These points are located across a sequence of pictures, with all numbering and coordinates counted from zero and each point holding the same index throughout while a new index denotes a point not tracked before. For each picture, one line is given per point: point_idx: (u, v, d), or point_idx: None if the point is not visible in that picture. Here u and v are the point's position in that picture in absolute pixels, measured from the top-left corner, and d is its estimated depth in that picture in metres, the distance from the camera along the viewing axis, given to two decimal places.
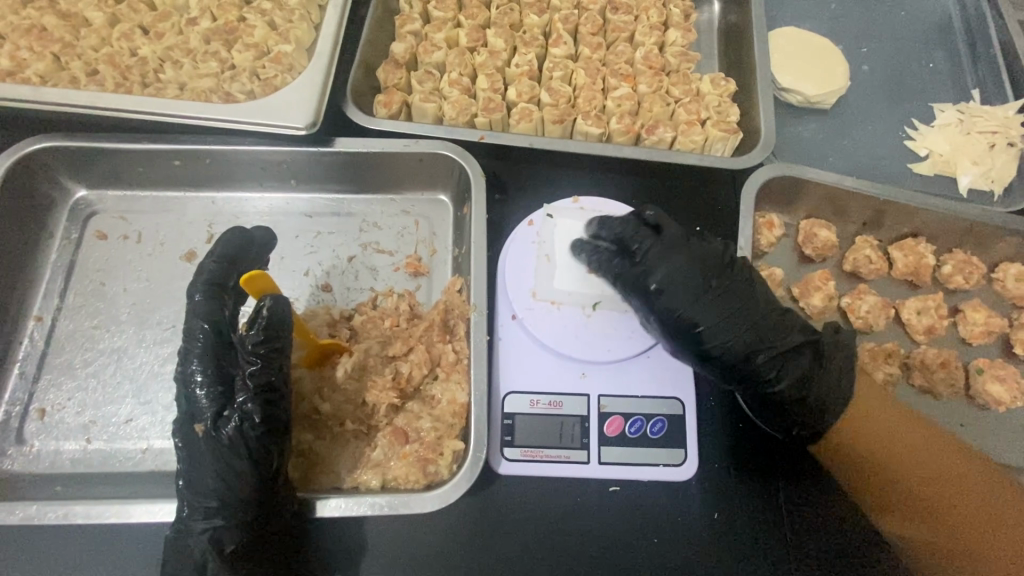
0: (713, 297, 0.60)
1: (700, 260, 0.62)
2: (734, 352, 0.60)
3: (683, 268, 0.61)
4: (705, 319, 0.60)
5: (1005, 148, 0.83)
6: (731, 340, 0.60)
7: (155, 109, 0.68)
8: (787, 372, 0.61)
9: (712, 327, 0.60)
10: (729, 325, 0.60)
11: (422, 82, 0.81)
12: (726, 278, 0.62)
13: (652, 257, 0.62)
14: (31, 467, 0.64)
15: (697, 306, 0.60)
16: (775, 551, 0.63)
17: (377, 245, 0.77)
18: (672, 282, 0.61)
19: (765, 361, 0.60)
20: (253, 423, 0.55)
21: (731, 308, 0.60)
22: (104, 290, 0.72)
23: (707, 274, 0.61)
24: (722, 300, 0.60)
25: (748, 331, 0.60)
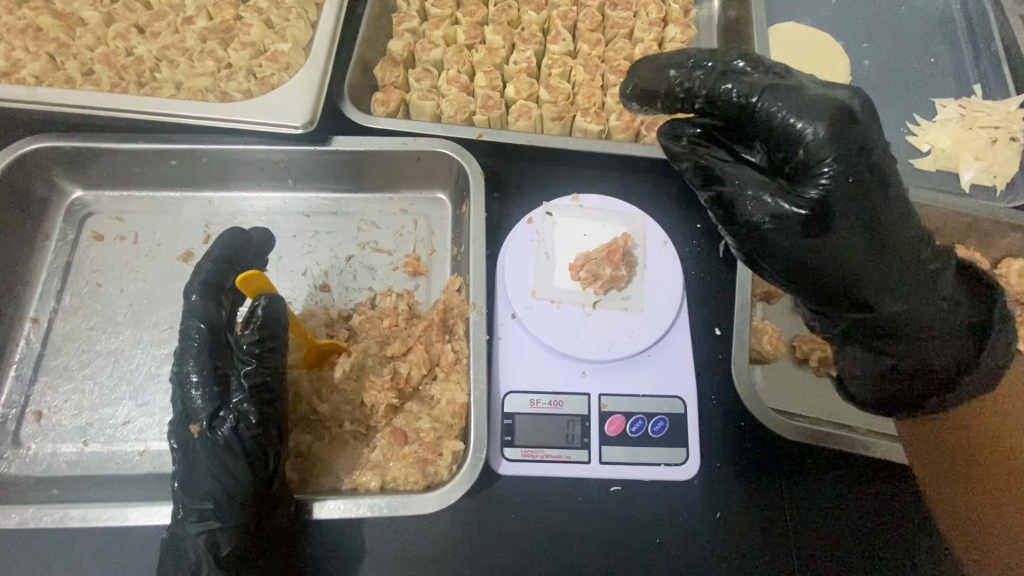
0: (854, 195, 0.45)
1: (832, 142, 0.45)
2: (848, 263, 0.47)
3: (837, 118, 0.45)
4: (854, 210, 0.46)
5: (1008, 142, 0.82)
6: (860, 247, 0.47)
7: (151, 108, 0.68)
8: (889, 288, 0.48)
9: (856, 211, 0.46)
10: (872, 209, 0.46)
11: (419, 81, 0.80)
12: (856, 180, 0.45)
13: (793, 96, 0.46)
14: (28, 470, 0.63)
15: (857, 156, 0.45)
16: (779, 551, 0.63)
17: (374, 244, 0.77)
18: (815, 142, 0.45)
19: (911, 296, 0.49)
20: (248, 423, 0.55)
21: (876, 188, 0.46)
22: (100, 291, 0.72)
23: (863, 134, 0.45)
24: (863, 173, 0.45)
25: (886, 231, 0.47)
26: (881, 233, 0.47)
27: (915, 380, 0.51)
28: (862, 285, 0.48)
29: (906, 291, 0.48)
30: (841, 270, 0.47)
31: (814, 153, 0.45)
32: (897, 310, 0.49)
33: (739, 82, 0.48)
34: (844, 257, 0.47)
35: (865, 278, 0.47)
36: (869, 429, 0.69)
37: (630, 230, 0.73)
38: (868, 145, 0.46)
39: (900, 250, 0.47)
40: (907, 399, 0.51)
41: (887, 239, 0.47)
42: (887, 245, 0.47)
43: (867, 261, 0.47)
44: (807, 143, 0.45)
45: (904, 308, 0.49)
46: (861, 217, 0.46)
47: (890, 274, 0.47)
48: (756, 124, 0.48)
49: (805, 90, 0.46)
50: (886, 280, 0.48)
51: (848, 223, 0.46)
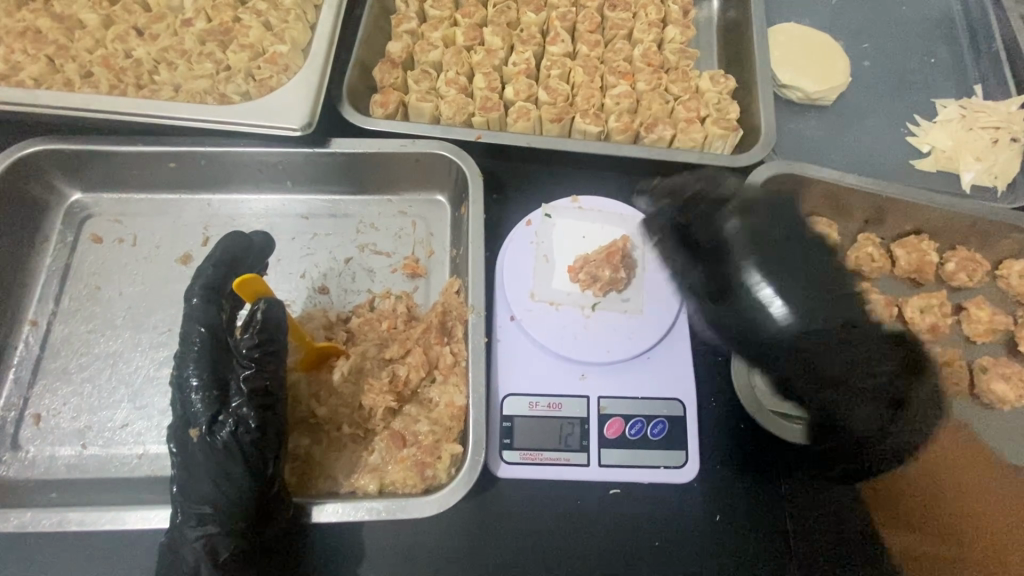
0: (797, 273, 0.57)
1: (753, 230, 0.59)
2: (820, 337, 0.56)
3: (769, 217, 0.60)
4: (795, 300, 0.56)
5: (1009, 143, 0.82)
6: (819, 335, 0.56)
7: (150, 111, 0.68)
8: (851, 363, 0.57)
9: (806, 298, 0.56)
10: (834, 295, 0.58)
11: (418, 82, 0.80)
12: (799, 251, 0.58)
13: (750, 200, 0.63)
14: (26, 473, 0.63)
15: (764, 240, 0.59)
16: (778, 556, 0.63)
17: (373, 246, 0.77)
18: (737, 237, 0.59)
19: (862, 387, 0.58)
20: (248, 427, 0.55)
21: (816, 270, 0.58)
22: (99, 294, 0.72)
23: (804, 233, 0.61)
24: (811, 257, 0.58)
25: (825, 318, 0.56)
26: (813, 309, 0.56)
27: (868, 461, 0.61)
28: (828, 359, 0.56)
29: (870, 370, 0.58)
30: (811, 354, 0.56)
31: (741, 243, 0.59)
32: (861, 383, 0.58)
33: (691, 197, 0.66)
34: (816, 330, 0.56)
35: (829, 352, 0.56)
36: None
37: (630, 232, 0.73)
38: (790, 236, 0.59)
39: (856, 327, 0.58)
40: (864, 467, 0.62)
41: (824, 304, 0.57)
42: (845, 327, 0.57)
43: (822, 333, 0.56)
44: (726, 232, 0.60)
45: (854, 398, 0.59)
46: (773, 293, 0.56)
47: (834, 364, 0.57)
48: (710, 227, 0.62)
49: (760, 194, 0.64)
50: (847, 368, 0.57)
51: (799, 297, 0.56)
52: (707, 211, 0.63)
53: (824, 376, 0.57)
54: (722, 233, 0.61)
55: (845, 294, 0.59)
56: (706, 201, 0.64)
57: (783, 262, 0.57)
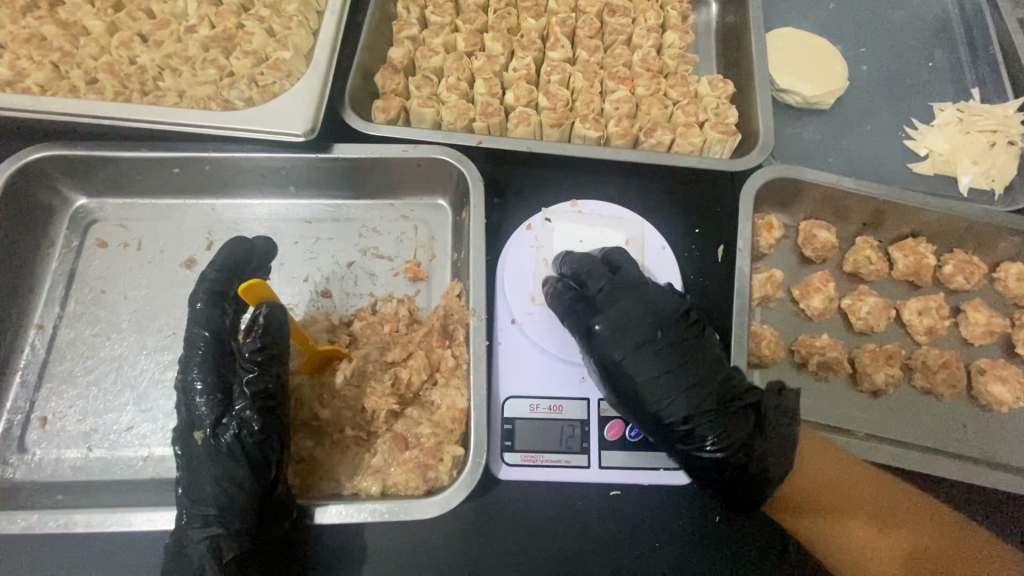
0: (654, 359, 0.60)
1: (616, 325, 0.62)
2: (690, 431, 0.59)
3: (631, 316, 0.62)
4: (654, 391, 0.60)
5: (1006, 146, 0.83)
6: (681, 416, 0.59)
7: (152, 117, 0.68)
8: (721, 444, 0.59)
9: (665, 389, 0.60)
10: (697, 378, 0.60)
11: (419, 88, 0.81)
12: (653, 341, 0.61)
13: (620, 299, 0.63)
14: (33, 476, 0.64)
15: (626, 330, 0.61)
16: (777, 557, 0.63)
17: (376, 250, 0.77)
18: (608, 339, 0.61)
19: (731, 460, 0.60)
20: (252, 430, 0.55)
21: (676, 359, 0.61)
22: (104, 298, 0.73)
23: (662, 314, 0.63)
24: (671, 348, 0.61)
25: (685, 399, 0.59)
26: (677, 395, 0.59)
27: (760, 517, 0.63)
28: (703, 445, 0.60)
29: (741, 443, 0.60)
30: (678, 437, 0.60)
31: (621, 355, 0.61)
32: (735, 457, 0.60)
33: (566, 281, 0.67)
34: (692, 426, 0.59)
35: (701, 441, 0.60)
36: (844, 429, 0.71)
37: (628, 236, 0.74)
38: (656, 327, 0.62)
39: (721, 405, 0.60)
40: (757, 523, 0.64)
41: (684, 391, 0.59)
42: (705, 405, 0.59)
43: (695, 422, 0.59)
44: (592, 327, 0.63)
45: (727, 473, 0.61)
46: (652, 391, 0.60)
47: (701, 443, 0.59)
48: (583, 318, 0.64)
49: (620, 284, 0.64)
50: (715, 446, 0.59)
51: (672, 394, 0.59)
52: (584, 323, 0.63)
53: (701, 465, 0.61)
54: (600, 349, 0.62)
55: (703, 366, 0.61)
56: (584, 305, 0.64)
57: (643, 349, 0.61)
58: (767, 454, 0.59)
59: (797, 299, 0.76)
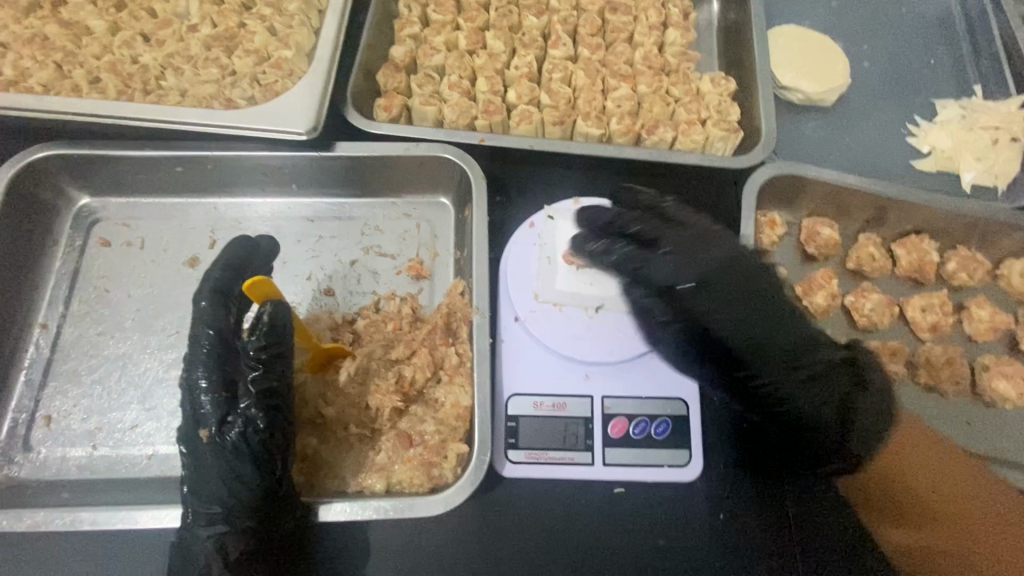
0: (734, 299, 0.66)
1: (701, 268, 0.65)
2: (783, 384, 0.65)
3: (708, 262, 0.66)
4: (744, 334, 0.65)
5: (1009, 143, 0.83)
6: (769, 357, 0.65)
7: (156, 116, 0.68)
8: (822, 400, 0.64)
9: (747, 329, 0.65)
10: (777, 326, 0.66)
11: (421, 86, 0.81)
12: (736, 283, 0.66)
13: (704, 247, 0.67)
14: (38, 474, 0.64)
15: (706, 274, 0.65)
16: (778, 555, 0.63)
17: (379, 249, 0.77)
18: (690, 284, 0.65)
19: (818, 406, 0.65)
20: (257, 427, 0.55)
21: (757, 313, 0.66)
22: (108, 297, 0.73)
23: (738, 263, 0.67)
24: (747, 299, 0.66)
25: (773, 345, 0.65)
26: (766, 337, 0.66)
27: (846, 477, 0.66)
28: (795, 388, 0.65)
29: (829, 391, 0.65)
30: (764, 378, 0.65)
31: (706, 310, 0.65)
32: (829, 408, 0.65)
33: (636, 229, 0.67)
34: (788, 378, 0.65)
35: (795, 394, 0.64)
36: None
37: None
38: (732, 278, 0.66)
39: (807, 356, 0.66)
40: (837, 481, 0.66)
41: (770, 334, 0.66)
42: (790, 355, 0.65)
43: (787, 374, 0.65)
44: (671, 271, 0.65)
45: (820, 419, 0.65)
46: (742, 334, 0.65)
47: (794, 386, 0.65)
48: (658, 263, 0.65)
49: (682, 240, 0.66)
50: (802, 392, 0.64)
51: (758, 349, 0.65)
52: (658, 274, 0.65)
53: (807, 421, 0.64)
54: (673, 302, 0.65)
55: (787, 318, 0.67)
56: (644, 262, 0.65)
57: (728, 293, 0.66)
58: (861, 404, 0.65)
59: (801, 296, 0.76)
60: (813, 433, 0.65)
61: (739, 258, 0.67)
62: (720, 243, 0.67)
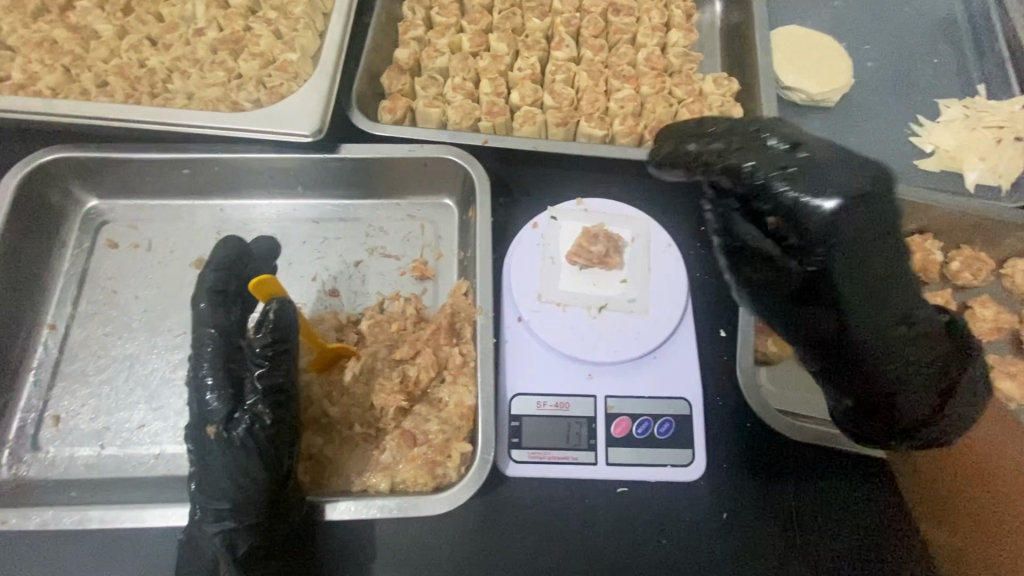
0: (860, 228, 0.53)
1: (820, 179, 0.53)
2: (878, 334, 0.55)
3: (832, 177, 0.53)
4: (847, 271, 0.54)
5: (1012, 142, 0.83)
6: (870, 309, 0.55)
7: (163, 119, 0.69)
8: (922, 361, 0.56)
9: (857, 261, 0.54)
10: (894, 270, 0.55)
11: (426, 88, 0.82)
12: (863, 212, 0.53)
13: (827, 169, 0.54)
14: (47, 473, 0.65)
15: (830, 184, 0.53)
16: (785, 554, 0.63)
17: (383, 249, 0.78)
18: (805, 190, 0.53)
19: (913, 365, 0.56)
20: (264, 423, 0.56)
21: (892, 266, 0.55)
22: (115, 298, 0.73)
23: (877, 195, 0.54)
24: (888, 251, 0.54)
25: (883, 294, 0.55)
26: (875, 283, 0.54)
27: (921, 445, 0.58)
28: (893, 343, 0.55)
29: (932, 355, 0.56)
30: (862, 328, 0.55)
31: (835, 239, 0.53)
32: (926, 378, 0.56)
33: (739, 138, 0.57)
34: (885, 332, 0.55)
35: (890, 347, 0.55)
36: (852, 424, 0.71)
37: (634, 233, 0.74)
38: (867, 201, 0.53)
39: (927, 322, 0.56)
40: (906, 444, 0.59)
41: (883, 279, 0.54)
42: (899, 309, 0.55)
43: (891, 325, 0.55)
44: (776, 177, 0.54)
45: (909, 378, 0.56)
46: (847, 273, 0.54)
47: (892, 341, 0.55)
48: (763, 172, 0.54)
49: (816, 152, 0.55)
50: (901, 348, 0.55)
51: (863, 298, 0.55)
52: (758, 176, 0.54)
53: (891, 382, 0.57)
54: (806, 219, 0.53)
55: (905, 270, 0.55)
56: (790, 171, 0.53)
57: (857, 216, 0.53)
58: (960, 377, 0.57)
59: None
60: (899, 389, 0.57)
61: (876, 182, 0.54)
62: (856, 165, 0.55)
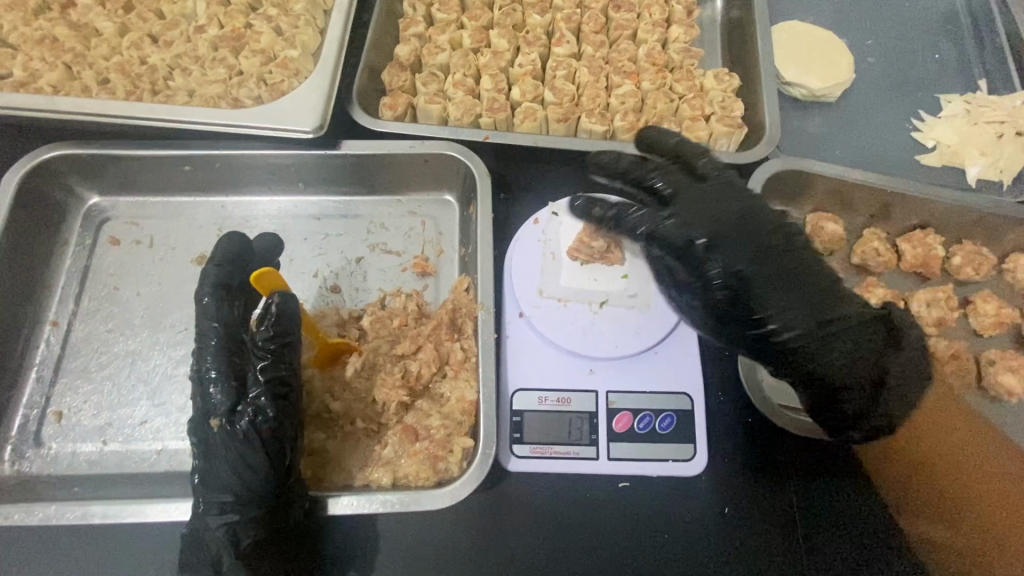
0: (751, 248, 0.58)
1: (699, 216, 0.58)
2: (809, 345, 0.57)
3: (710, 208, 0.58)
4: (762, 293, 0.57)
5: (1014, 137, 0.83)
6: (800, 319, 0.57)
7: (164, 115, 0.69)
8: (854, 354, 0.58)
9: (766, 284, 0.57)
10: (802, 273, 0.58)
11: (426, 85, 0.81)
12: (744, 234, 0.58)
13: (703, 196, 0.59)
14: (49, 469, 0.65)
15: (709, 214, 0.58)
16: (786, 548, 0.63)
17: (384, 246, 0.78)
18: (694, 225, 0.57)
19: (850, 358, 0.58)
20: (266, 416, 0.56)
21: (798, 272, 0.58)
22: (117, 294, 0.74)
23: (753, 211, 0.59)
24: (782, 256, 0.58)
25: (802, 302, 0.58)
26: (791, 294, 0.57)
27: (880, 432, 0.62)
28: (827, 346, 0.58)
29: (859, 346, 0.59)
30: (801, 343, 0.57)
31: (734, 278, 0.57)
32: (860, 374, 0.59)
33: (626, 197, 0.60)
34: (808, 334, 0.57)
35: (826, 352, 0.58)
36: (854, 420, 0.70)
37: None
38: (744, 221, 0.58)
39: (845, 320, 0.59)
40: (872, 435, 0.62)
41: (795, 286, 0.58)
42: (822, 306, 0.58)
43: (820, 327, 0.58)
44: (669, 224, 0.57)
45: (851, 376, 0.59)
46: (765, 294, 0.57)
47: (823, 345, 0.58)
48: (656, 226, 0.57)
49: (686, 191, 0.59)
50: (834, 347, 0.58)
51: (783, 306, 0.57)
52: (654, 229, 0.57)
53: (830, 379, 0.59)
54: (704, 260, 0.57)
55: (812, 268, 0.59)
56: (677, 217, 0.57)
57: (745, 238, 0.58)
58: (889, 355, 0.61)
59: None
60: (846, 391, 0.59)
61: (743, 200, 0.59)
62: (718, 190, 0.60)
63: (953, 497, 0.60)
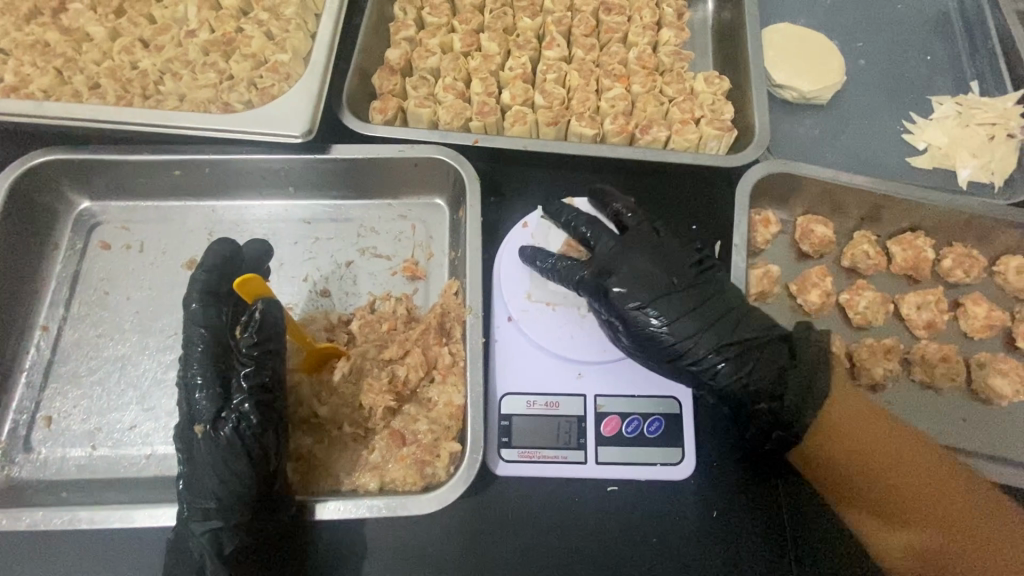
0: (653, 282, 0.63)
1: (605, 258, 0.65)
2: (717, 368, 0.62)
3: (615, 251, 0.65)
4: (665, 323, 0.62)
5: (1006, 139, 0.82)
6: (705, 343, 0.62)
7: (152, 120, 0.69)
8: (761, 372, 0.61)
9: (670, 314, 0.62)
10: (705, 301, 0.63)
11: (416, 88, 0.82)
12: (646, 269, 0.64)
13: (611, 241, 0.66)
14: (39, 474, 0.65)
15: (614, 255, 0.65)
16: (773, 551, 0.63)
17: (374, 250, 0.78)
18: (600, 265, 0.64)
19: (758, 376, 0.61)
20: (250, 422, 0.56)
21: (702, 301, 0.63)
22: (107, 299, 0.74)
23: (656, 250, 0.65)
24: (691, 289, 0.64)
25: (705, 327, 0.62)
26: (694, 321, 0.62)
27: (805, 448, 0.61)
28: (733, 366, 0.61)
29: (766, 365, 0.62)
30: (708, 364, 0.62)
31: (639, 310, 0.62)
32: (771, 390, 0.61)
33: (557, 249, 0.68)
34: (718, 357, 0.61)
35: (734, 371, 0.61)
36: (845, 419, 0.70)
37: None
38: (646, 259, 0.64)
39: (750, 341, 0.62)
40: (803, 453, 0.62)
41: (698, 313, 0.62)
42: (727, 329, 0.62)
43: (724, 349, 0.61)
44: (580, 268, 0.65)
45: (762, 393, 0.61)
46: (667, 321, 0.62)
47: (730, 365, 0.61)
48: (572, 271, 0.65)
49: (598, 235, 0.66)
50: (740, 366, 0.61)
51: (691, 332, 0.62)
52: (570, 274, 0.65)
53: (741, 396, 0.62)
54: (610, 296, 0.63)
55: (716, 298, 0.64)
56: (592, 265, 0.64)
57: (647, 273, 0.63)
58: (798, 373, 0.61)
59: (795, 293, 0.76)
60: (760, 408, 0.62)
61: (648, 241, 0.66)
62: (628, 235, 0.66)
63: (900, 498, 0.57)
